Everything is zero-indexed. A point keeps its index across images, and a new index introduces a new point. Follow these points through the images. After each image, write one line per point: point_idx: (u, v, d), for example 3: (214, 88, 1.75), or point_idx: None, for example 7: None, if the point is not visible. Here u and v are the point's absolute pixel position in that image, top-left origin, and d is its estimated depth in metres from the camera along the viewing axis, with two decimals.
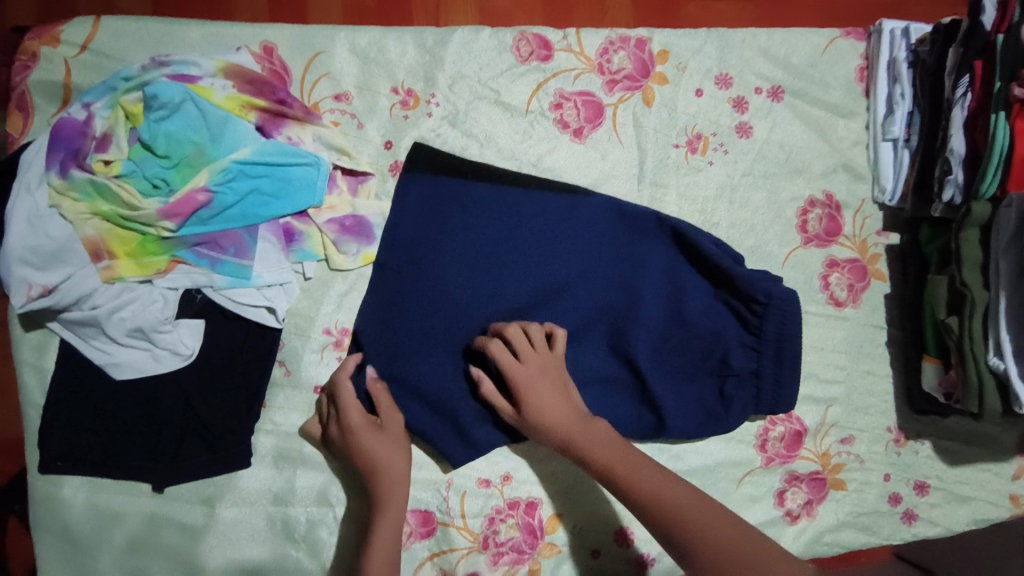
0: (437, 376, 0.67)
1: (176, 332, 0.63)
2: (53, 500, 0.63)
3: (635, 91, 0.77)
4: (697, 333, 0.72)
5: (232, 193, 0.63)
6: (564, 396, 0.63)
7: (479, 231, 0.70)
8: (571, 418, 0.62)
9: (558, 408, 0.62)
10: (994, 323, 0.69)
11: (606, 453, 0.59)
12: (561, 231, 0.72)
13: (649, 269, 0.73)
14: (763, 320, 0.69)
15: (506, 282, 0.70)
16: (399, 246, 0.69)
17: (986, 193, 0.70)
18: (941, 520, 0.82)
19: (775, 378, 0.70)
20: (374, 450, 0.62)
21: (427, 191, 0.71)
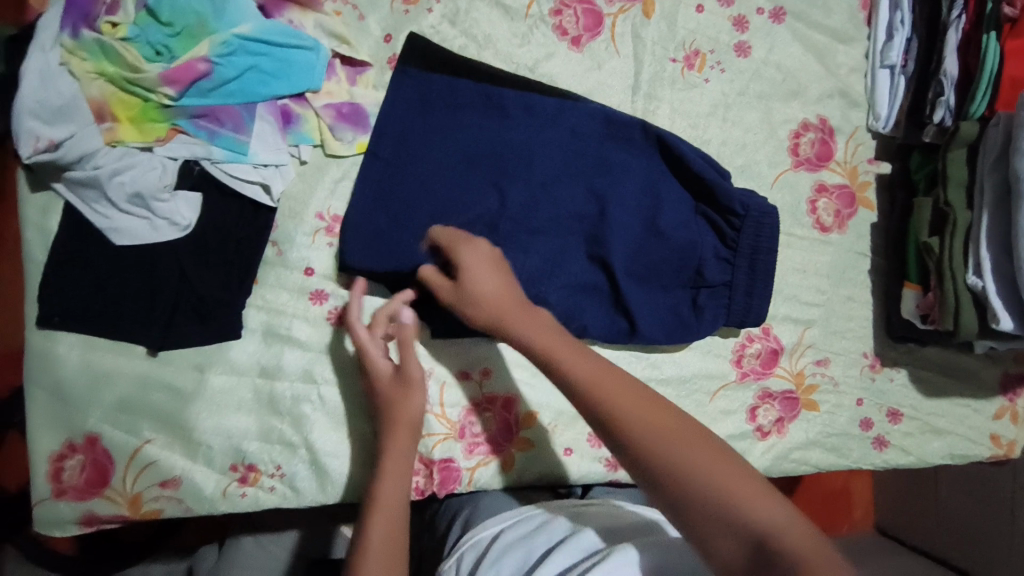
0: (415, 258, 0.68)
1: (173, 203, 0.65)
2: (48, 355, 0.66)
3: (636, 2, 0.78)
4: (673, 245, 0.73)
5: (232, 66, 0.65)
6: (497, 278, 0.62)
7: (465, 130, 0.71)
8: (504, 299, 0.61)
9: (491, 288, 0.61)
10: (975, 244, 0.70)
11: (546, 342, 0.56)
12: (546, 132, 0.72)
13: (630, 177, 0.74)
14: (740, 232, 0.72)
15: (489, 181, 0.71)
16: (388, 136, 0.70)
17: (976, 114, 0.71)
18: (914, 450, 0.84)
19: (747, 289, 0.73)
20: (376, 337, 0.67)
21: (417, 87, 0.71)
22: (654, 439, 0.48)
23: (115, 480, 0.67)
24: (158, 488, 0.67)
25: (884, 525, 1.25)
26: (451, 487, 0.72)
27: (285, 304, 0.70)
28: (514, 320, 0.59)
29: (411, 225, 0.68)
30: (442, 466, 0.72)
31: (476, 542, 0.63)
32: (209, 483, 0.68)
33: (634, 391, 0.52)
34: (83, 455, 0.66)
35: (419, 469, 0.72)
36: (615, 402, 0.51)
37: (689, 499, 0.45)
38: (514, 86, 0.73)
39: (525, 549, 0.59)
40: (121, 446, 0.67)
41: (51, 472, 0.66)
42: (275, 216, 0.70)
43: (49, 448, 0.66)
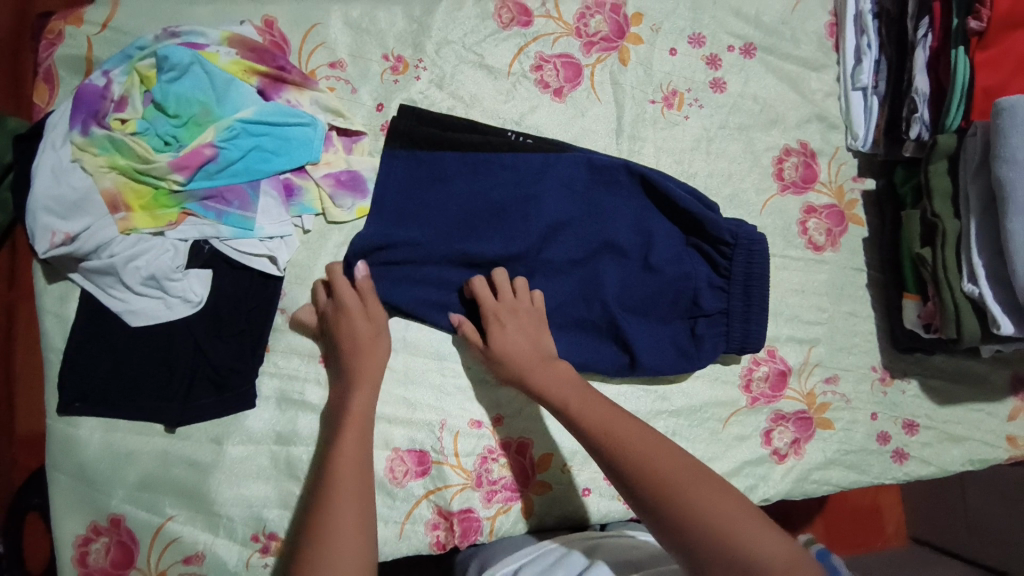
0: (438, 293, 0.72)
1: (186, 281, 0.68)
2: (71, 439, 0.68)
3: (612, 51, 0.82)
4: (667, 279, 0.76)
5: (236, 148, 0.69)
6: (530, 340, 0.69)
7: (458, 195, 0.74)
8: (531, 358, 0.67)
9: (521, 348, 0.68)
10: (967, 250, 0.72)
11: (560, 390, 0.64)
12: (531, 183, 0.75)
13: (622, 214, 0.76)
14: (731, 262, 0.74)
15: (490, 233, 0.74)
16: (386, 211, 0.73)
17: (952, 125, 0.74)
18: (934, 459, 0.83)
19: (743, 316, 0.74)
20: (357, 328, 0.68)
21: (409, 164, 0.74)
22: (661, 474, 0.53)
23: (141, 561, 0.67)
24: (182, 565, 0.67)
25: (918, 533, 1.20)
26: (472, 538, 0.72)
27: (298, 369, 0.71)
28: (538, 375, 0.65)
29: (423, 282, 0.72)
30: (461, 518, 0.72)
31: None
32: (233, 555, 0.68)
33: (656, 446, 0.56)
34: (107, 537, 0.67)
35: (439, 523, 0.72)
36: (643, 460, 0.54)
37: (710, 551, 0.48)
38: (493, 146, 0.76)
39: None
40: (145, 525, 0.67)
41: (78, 556, 0.67)
42: (284, 284, 0.72)
43: (75, 532, 0.67)
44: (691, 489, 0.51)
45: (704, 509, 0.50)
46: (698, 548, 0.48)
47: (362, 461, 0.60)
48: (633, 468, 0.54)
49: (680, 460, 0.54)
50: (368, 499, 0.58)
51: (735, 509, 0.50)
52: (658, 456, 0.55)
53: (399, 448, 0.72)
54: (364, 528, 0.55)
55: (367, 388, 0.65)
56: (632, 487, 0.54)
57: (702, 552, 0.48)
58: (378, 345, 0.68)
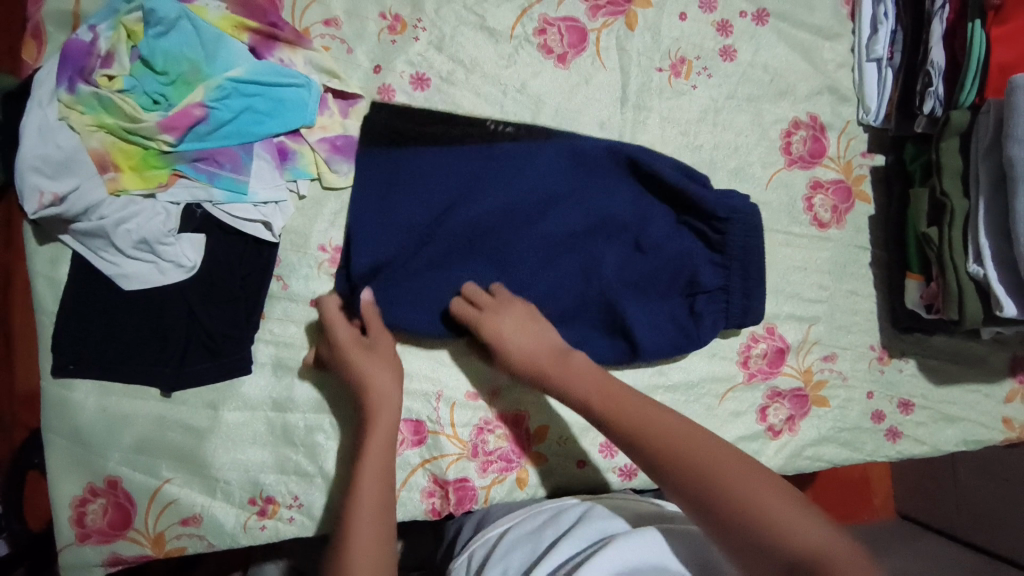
0: (430, 300, 0.70)
1: (179, 246, 0.67)
2: (66, 402, 0.67)
3: (618, 16, 0.79)
4: (662, 258, 0.74)
5: (227, 109, 0.67)
6: (530, 333, 0.66)
7: (439, 188, 0.71)
8: (545, 355, 0.64)
9: (526, 345, 0.65)
10: (974, 230, 0.70)
11: (583, 382, 0.61)
12: (518, 168, 0.73)
13: (614, 197, 0.75)
14: (725, 235, 0.72)
15: (472, 216, 0.70)
16: (368, 205, 0.70)
17: (965, 102, 0.72)
18: (927, 439, 0.83)
19: (743, 290, 0.72)
20: (363, 360, 0.65)
21: (385, 156, 0.71)
22: (697, 463, 0.51)
23: (139, 522, 0.68)
24: (179, 526, 0.68)
25: (904, 509, 1.22)
26: (467, 506, 0.73)
27: (294, 337, 0.71)
28: (552, 368, 0.63)
29: (414, 281, 0.70)
30: (457, 486, 0.72)
31: (487, 540, 0.63)
32: (231, 518, 0.69)
33: (691, 438, 0.53)
34: (104, 499, 0.68)
35: (434, 491, 0.73)
36: (677, 451, 0.52)
37: (752, 539, 0.45)
38: (472, 136, 0.74)
39: (536, 541, 0.59)
40: (142, 487, 0.68)
41: (75, 517, 0.67)
42: (279, 250, 0.71)
43: (71, 494, 0.67)
44: (729, 479, 0.49)
45: (747, 497, 0.47)
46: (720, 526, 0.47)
47: (382, 503, 0.58)
48: (668, 459, 0.52)
49: (716, 448, 0.52)
50: (389, 521, 0.58)
51: (779, 496, 0.47)
52: (693, 445, 0.52)
53: None
54: (383, 548, 0.55)
55: (387, 425, 0.63)
56: (669, 479, 0.51)
57: (749, 544, 0.45)
58: (392, 378, 0.65)
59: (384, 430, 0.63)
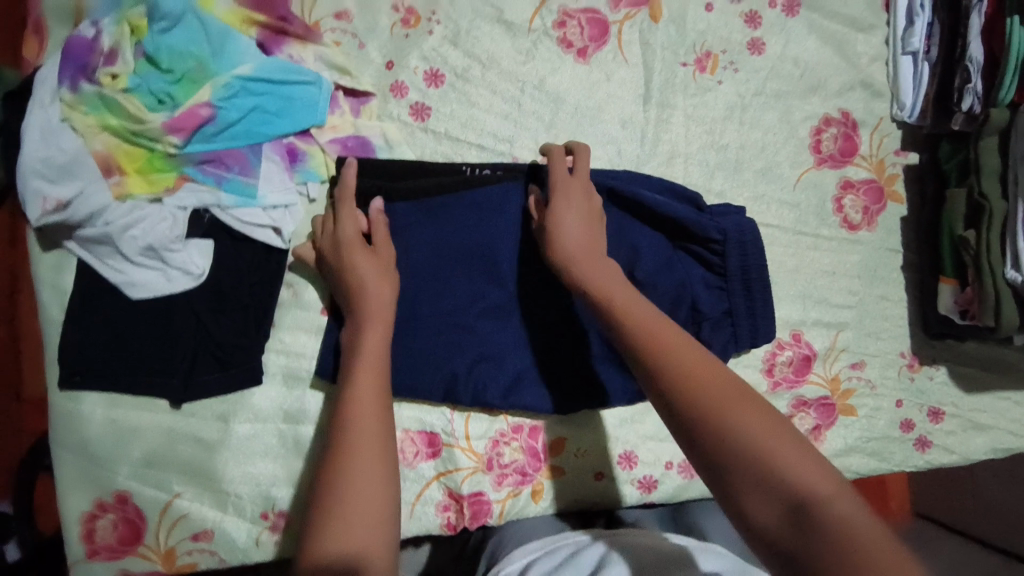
0: (428, 366, 0.68)
1: (186, 252, 0.64)
2: (74, 415, 0.66)
3: (642, 7, 0.75)
4: (662, 292, 0.70)
5: (235, 109, 0.64)
6: (586, 230, 0.60)
7: (421, 249, 0.68)
8: (584, 249, 0.59)
9: (576, 239, 0.59)
10: (1012, 236, 0.68)
11: (609, 286, 0.55)
12: (496, 222, 0.68)
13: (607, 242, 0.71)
14: (725, 258, 0.69)
15: (450, 288, 0.68)
16: None
17: (1005, 99, 0.68)
18: (957, 448, 0.80)
19: (749, 310, 0.70)
20: (360, 266, 0.61)
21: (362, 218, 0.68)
22: (698, 385, 0.45)
23: (149, 538, 0.66)
24: (191, 541, 0.67)
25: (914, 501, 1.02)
26: (482, 520, 0.71)
27: (305, 346, 0.69)
28: (582, 269, 0.57)
29: (398, 354, 0.67)
30: (471, 501, 0.71)
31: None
32: (242, 532, 0.67)
33: (699, 360, 0.47)
34: (114, 514, 0.66)
35: (449, 505, 0.71)
36: (681, 369, 0.46)
37: (740, 474, 0.41)
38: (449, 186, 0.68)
39: None
40: (152, 502, 0.66)
41: (85, 532, 0.66)
42: (289, 260, 0.68)
43: (80, 508, 0.66)
44: (726, 408, 0.43)
45: (743, 430, 0.42)
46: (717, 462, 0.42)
47: (380, 396, 0.54)
48: (669, 376, 0.46)
49: (722, 376, 0.46)
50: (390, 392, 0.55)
51: (777, 432, 0.42)
52: (698, 368, 0.46)
53: (409, 429, 0.71)
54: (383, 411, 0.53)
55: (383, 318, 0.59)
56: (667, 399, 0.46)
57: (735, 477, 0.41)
58: (387, 284, 0.61)
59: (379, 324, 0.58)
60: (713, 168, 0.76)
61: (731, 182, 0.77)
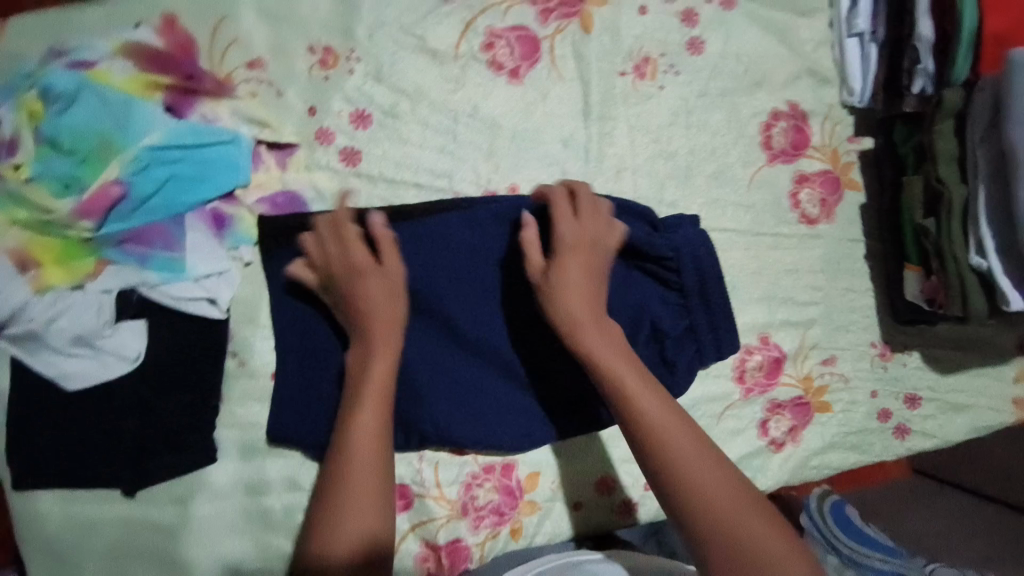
0: None
1: (118, 335, 0.62)
2: (33, 513, 0.64)
3: (572, 18, 0.72)
4: (617, 317, 0.68)
5: (148, 182, 0.61)
6: (587, 284, 0.60)
7: None
8: (586, 314, 0.58)
9: (577, 304, 0.59)
10: (974, 219, 0.65)
11: (612, 357, 0.56)
12: (435, 257, 0.66)
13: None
14: (681, 275, 0.66)
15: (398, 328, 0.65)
16: (291, 328, 0.65)
17: (959, 78, 0.66)
18: (937, 432, 0.80)
19: (711, 326, 0.67)
20: (368, 287, 0.59)
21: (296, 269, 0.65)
22: (705, 488, 0.50)
23: None
24: None
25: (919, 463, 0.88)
26: (463, 566, 0.69)
27: (258, 416, 0.66)
28: (586, 337, 0.57)
29: (345, 407, 0.64)
30: (449, 549, 0.69)
31: None
32: None
33: (706, 459, 0.51)
34: None
35: (428, 555, 0.69)
36: (688, 469, 0.50)
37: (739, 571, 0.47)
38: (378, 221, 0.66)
39: None
40: None
41: None
42: (230, 326, 0.66)
43: None
44: (727, 510, 0.49)
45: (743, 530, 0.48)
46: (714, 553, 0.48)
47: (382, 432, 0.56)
48: (675, 476, 0.50)
49: (724, 475, 0.51)
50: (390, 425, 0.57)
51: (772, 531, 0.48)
52: (703, 469, 0.50)
53: None
54: (384, 450, 0.55)
55: (388, 337, 0.59)
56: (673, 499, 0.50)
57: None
58: (395, 301, 0.60)
59: (385, 354, 0.58)
60: (664, 178, 0.74)
61: (684, 190, 0.74)
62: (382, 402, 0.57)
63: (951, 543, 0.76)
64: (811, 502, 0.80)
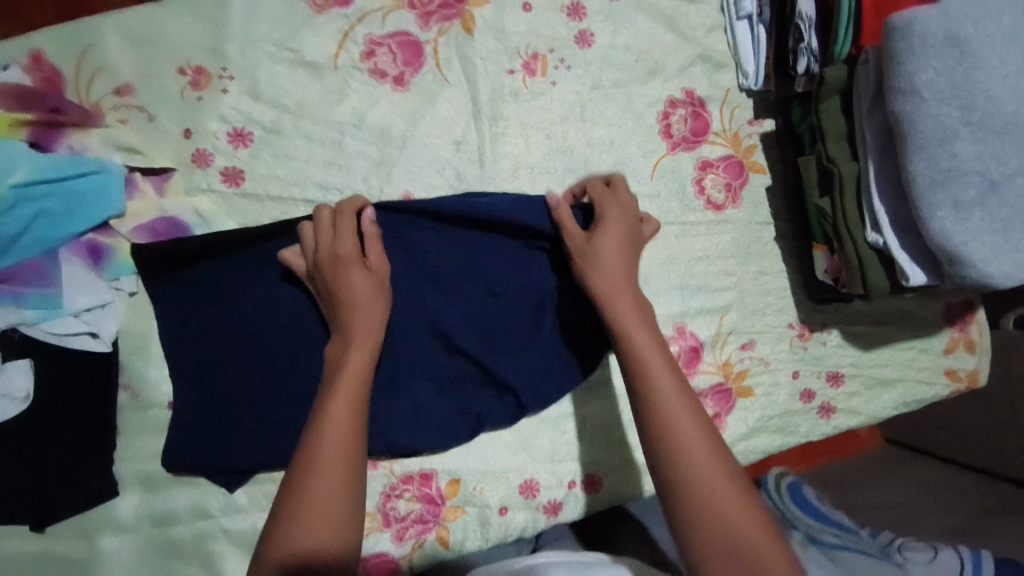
0: (274, 442, 0.63)
1: (4, 376, 0.59)
2: None
3: (453, 20, 0.71)
4: (517, 303, 0.69)
5: (15, 221, 0.59)
6: (625, 262, 0.62)
7: (249, 312, 0.64)
8: (625, 285, 0.61)
9: (618, 275, 0.61)
10: (868, 195, 0.64)
11: (631, 321, 0.58)
12: None
13: (450, 257, 0.68)
14: None
15: (289, 345, 0.64)
16: (186, 352, 0.64)
17: (841, 54, 0.65)
18: (863, 409, 0.79)
19: None
20: (352, 277, 0.60)
21: (186, 290, 0.64)
22: (689, 456, 0.51)
23: None
24: None
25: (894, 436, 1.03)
26: None
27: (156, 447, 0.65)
28: (619, 307, 0.59)
29: (246, 429, 0.64)
30: (372, 563, 0.67)
31: None
32: None
33: (694, 428, 0.52)
34: None
35: None
36: (676, 434, 0.52)
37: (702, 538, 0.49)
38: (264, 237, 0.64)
39: None
40: None
41: None
42: (120, 358, 0.64)
43: None
44: (705, 482, 0.50)
45: (714, 502, 0.49)
46: (687, 513, 0.50)
47: (355, 416, 0.54)
48: (662, 436, 0.52)
49: (710, 445, 0.52)
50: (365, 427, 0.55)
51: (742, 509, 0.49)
52: (690, 434, 0.52)
53: None
54: (356, 434, 0.53)
55: (369, 328, 0.59)
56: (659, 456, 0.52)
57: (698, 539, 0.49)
58: (381, 301, 0.61)
59: (363, 345, 0.58)
60: (562, 173, 0.72)
61: None
62: (358, 390, 0.55)
63: (917, 513, 0.84)
64: (768, 479, 0.83)
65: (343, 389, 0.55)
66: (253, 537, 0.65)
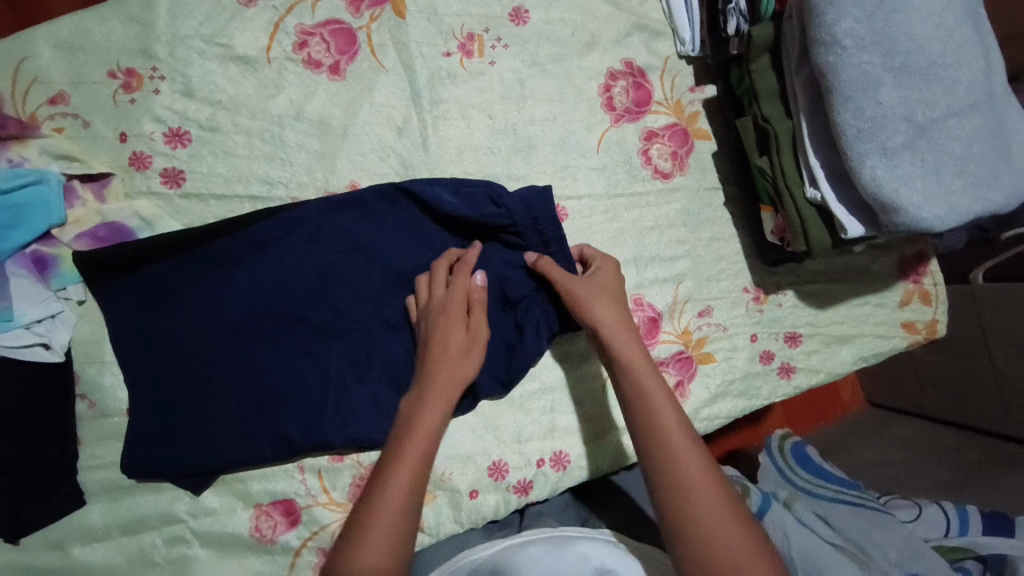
0: (234, 437, 0.64)
1: None
2: None
3: (384, 5, 0.70)
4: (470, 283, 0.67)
5: None
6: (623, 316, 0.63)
7: (198, 311, 0.64)
8: (634, 342, 0.61)
9: (629, 338, 0.62)
10: (803, 151, 0.64)
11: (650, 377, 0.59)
12: (270, 259, 0.65)
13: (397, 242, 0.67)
14: (523, 237, 0.67)
15: (241, 341, 0.64)
16: (138, 356, 0.64)
17: (767, 11, 0.67)
18: (823, 366, 0.80)
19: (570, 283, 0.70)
20: (449, 339, 0.62)
21: (134, 294, 0.64)
22: (709, 512, 0.52)
23: None
24: None
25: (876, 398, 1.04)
26: None
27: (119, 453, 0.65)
28: (636, 364, 0.60)
29: (206, 428, 0.64)
30: None
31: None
32: None
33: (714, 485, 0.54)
34: None
35: None
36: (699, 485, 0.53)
37: None
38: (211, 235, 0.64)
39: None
40: None
41: None
42: (74, 367, 0.65)
43: None
44: (725, 535, 0.51)
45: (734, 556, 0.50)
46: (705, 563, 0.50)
47: (415, 484, 0.55)
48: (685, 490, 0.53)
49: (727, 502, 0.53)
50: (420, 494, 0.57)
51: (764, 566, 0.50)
52: (711, 491, 0.53)
53: (262, 504, 0.67)
54: (411, 501, 0.55)
55: (444, 394, 0.60)
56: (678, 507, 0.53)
57: None
58: (474, 359, 0.63)
59: (428, 415, 0.59)
60: (506, 153, 0.73)
61: (529, 162, 0.73)
62: (421, 459, 0.56)
63: (892, 471, 0.87)
64: (772, 441, 0.81)
65: (409, 456, 0.56)
66: (223, 537, 0.66)
